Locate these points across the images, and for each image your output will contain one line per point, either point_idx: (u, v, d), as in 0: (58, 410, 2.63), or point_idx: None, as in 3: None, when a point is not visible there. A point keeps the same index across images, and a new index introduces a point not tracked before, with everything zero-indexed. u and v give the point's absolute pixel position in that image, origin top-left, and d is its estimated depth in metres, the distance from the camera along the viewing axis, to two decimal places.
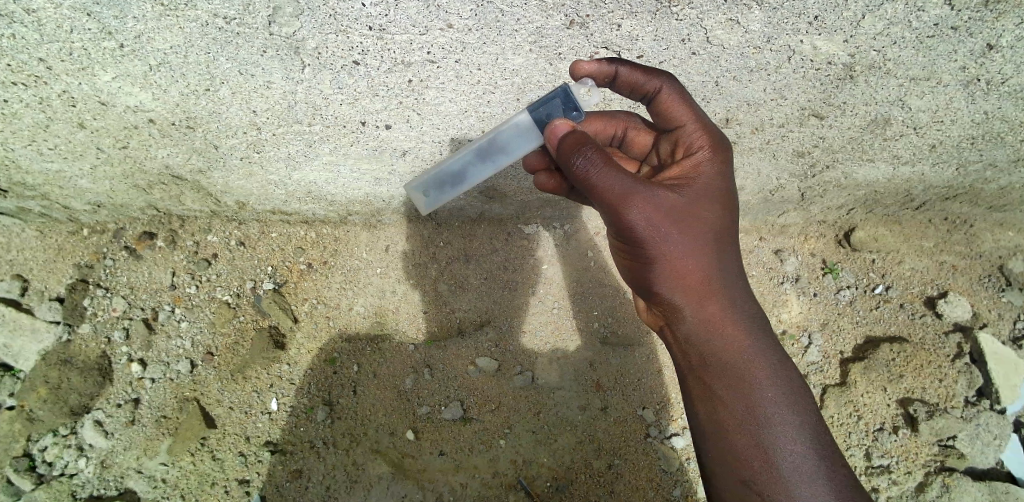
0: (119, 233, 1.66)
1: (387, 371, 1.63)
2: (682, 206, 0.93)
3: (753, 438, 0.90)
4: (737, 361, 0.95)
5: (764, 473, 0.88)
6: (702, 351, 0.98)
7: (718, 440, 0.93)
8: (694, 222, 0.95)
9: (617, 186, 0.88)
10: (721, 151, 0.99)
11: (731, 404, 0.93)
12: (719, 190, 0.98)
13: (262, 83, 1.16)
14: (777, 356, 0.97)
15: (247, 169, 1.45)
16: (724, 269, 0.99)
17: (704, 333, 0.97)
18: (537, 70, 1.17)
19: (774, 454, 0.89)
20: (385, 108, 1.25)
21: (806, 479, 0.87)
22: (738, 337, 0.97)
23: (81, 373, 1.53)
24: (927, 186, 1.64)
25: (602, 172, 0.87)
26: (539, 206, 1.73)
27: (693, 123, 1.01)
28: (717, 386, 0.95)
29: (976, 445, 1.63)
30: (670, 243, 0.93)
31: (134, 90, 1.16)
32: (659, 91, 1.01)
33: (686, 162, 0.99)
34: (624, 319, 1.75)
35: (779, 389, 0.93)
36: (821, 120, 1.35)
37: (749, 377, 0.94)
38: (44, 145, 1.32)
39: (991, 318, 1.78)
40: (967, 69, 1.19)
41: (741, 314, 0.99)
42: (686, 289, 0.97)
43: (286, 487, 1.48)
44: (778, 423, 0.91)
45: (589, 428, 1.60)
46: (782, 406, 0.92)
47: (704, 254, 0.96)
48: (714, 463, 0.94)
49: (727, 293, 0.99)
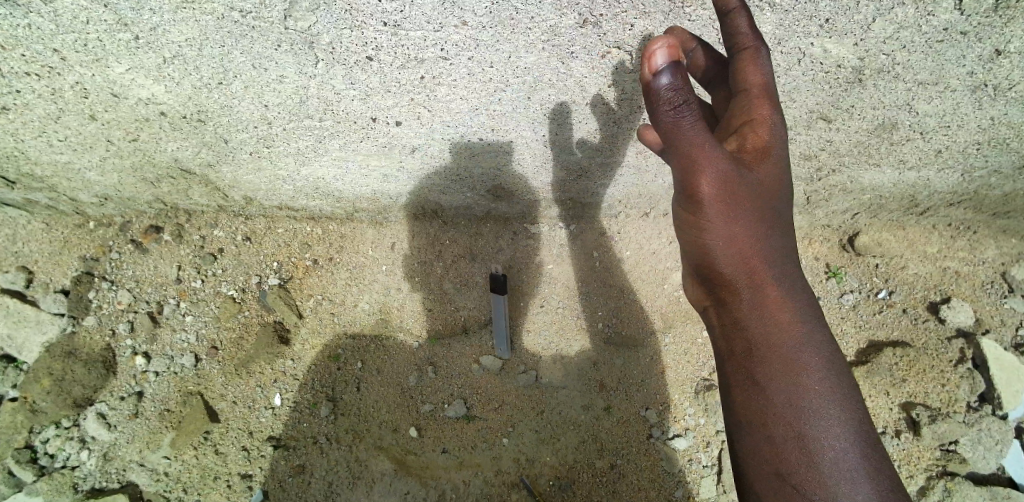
0: (125, 226, 1.66)
1: (392, 368, 1.64)
2: (741, 162, 0.85)
3: (799, 437, 0.79)
4: (794, 345, 0.82)
5: (805, 469, 0.77)
6: (752, 331, 0.85)
7: (755, 431, 0.82)
8: (751, 182, 0.86)
9: (689, 125, 0.79)
10: (779, 113, 0.92)
11: (777, 390, 0.81)
12: (777, 156, 0.90)
13: (274, 77, 1.17)
14: (833, 344, 0.86)
15: (256, 163, 1.45)
16: (779, 240, 0.89)
17: (760, 311, 0.85)
18: (550, 68, 1.18)
19: (819, 449, 0.78)
20: (396, 105, 1.26)
21: (851, 480, 0.76)
22: (798, 318, 0.84)
23: (85, 365, 1.53)
24: (932, 192, 1.64)
25: (675, 116, 0.78)
26: (546, 205, 1.73)
27: (764, 83, 0.93)
28: (765, 373, 0.83)
29: (977, 450, 1.64)
30: (727, 198, 0.84)
31: (147, 82, 1.17)
32: (746, 50, 0.94)
33: (748, 120, 0.90)
34: (628, 320, 1.74)
35: (835, 387, 0.82)
36: (829, 124, 1.36)
37: (802, 362, 0.82)
38: (54, 137, 1.32)
39: (993, 325, 1.79)
40: (975, 75, 1.21)
41: (801, 291, 0.87)
42: (742, 257, 0.86)
43: (290, 482, 1.49)
44: (828, 416, 0.79)
45: (592, 428, 1.61)
46: (833, 400, 0.80)
47: (758, 219, 0.87)
48: (747, 456, 0.82)
49: (786, 268, 0.87)
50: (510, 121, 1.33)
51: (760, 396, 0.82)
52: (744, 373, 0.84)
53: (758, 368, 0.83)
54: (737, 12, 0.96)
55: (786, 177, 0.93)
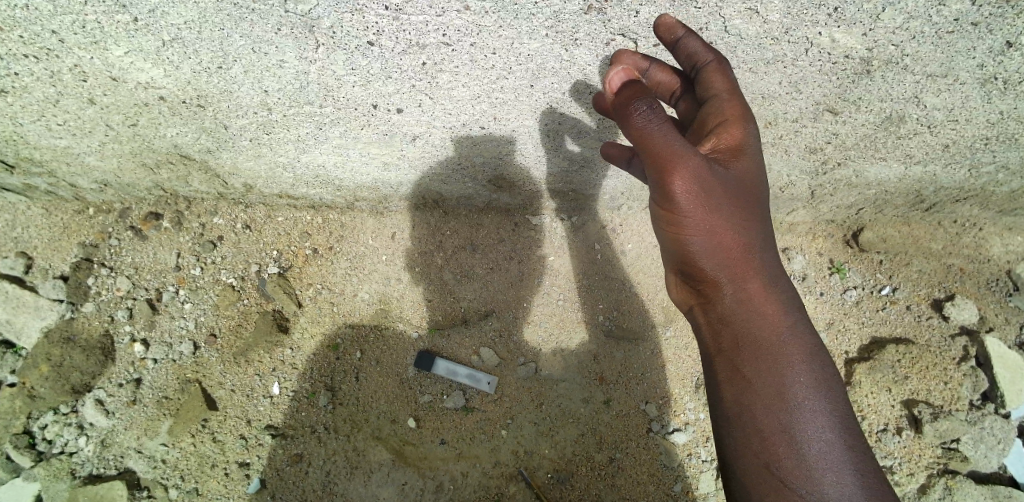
0: (125, 212, 1.65)
1: (391, 358, 1.63)
2: (726, 180, 0.97)
3: (781, 422, 0.90)
4: (775, 342, 0.95)
5: (789, 460, 0.88)
6: (738, 330, 0.97)
7: (745, 425, 0.92)
8: (737, 196, 0.98)
9: (673, 144, 0.91)
10: (752, 126, 1.03)
11: (762, 384, 0.92)
12: (756, 172, 1.03)
13: (274, 62, 1.15)
14: (814, 342, 0.97)
15: (256, 150, 1.44)
16: (762, 247, 1.01)
17: (743, 312, 0.97)
18: (553, 55, 1.17)
19: (801, 440, 0.88)
20: (397, 91, 1.25)
21: (832, 469, 0.87)
22: (778, 317, 0.96)
23: (84, 351, 1.52)
24: (938, 188, 1.63)
25: (661, 131, 0.91)
26: (548, 196, 1.71)
27: (730, 93, 1.05)
28: (749, 366, 0.94)
29: (980, 449, 1.63)
30: (717, 213, 0.95)
31: (146, 66, 1.16)
32: (708, 64, 1.05)
33: (722, 131, 1.02)
34: (629, 313, 1.72)
35: (810, 373, 0.93)
36: (835, 116, 1.35)
37: (783, 357, 0.93)
38: (53, 120, 1.31)
39: (997, 323, 1.77)
40: (985, 67, 1.19)
41: (780, 292, 0.99)
42: (730, 264, 0.97)
43: (287, 471, 1.49)
44: (809, 409, 0.90)
45: (591, 421, 1.61)
46: (814, 394, 0.91)
47: (745, 230, 0.98)
48: (736, 449, 0.92)
49: (766, 272, 0.99)
50: (513, 109, 1.32)
51: (747, 391, 0.92)
52: (732, 369, 0.96)
53: (745, 364, 0.94)
54: (686, 36, 1.04)
55: (762, 182, 1.04)
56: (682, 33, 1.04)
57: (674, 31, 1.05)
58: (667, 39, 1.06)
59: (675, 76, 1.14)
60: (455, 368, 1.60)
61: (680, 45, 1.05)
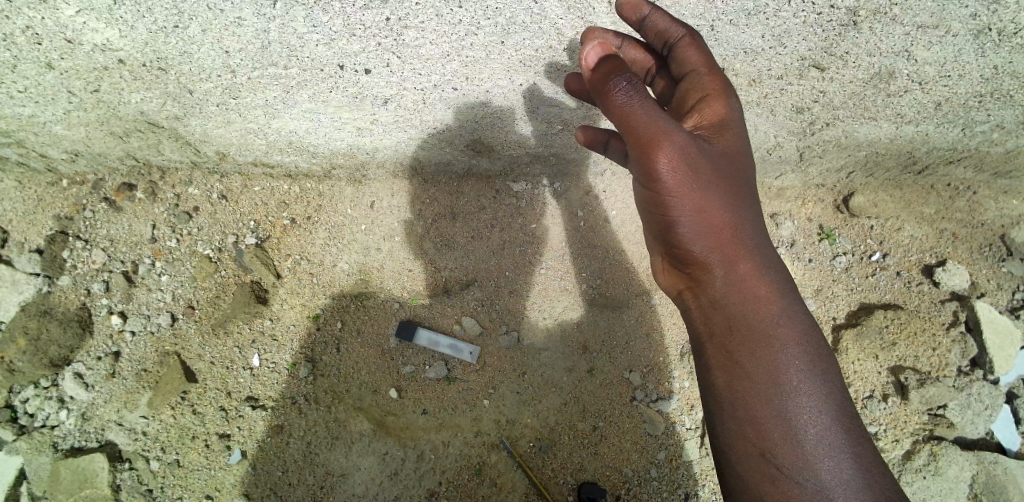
0: (98, 184, 1.61)
1: (372, 329, 1.61)
2: (713, 158, 0.98)
3: (775, 408, 0.92)
4: (767, 325, 0.97)
5: (786, 445, 0.90)
6: (730, 312, 0.99)
7: (739, 413, 0.94)
8: (725, 175, 0.99)
9: (656, 121, 0.91)
10: (733, 100, 1.05)
11: (755, 369, 0.94)
12: (742, 148, 1.03)
13: (232, 20, 1.10)
14: (807, 323, 0.99)
15: (225, 116, 1.40)
16: (751, 227, 1.02)
17: (736, 295, 0.99)
18: (522, 8, 1.11)
19: (796, 425, 0.91)
20: (363, 50, 1.20)
21: (829, 453, 0.89)
22: (769, 300, 0.98)
23: (60, 324, 1.51)
24: (931, 148, 1.57)
25: (643, 108, 0.91)
26: (528, 162, 1.67)
27: (707, 66, 1.07)
28: (741, 352, 0.96)
29: (966, 415, 1.62)
30: (707, 194, 0.96)
31: (100, 27, 1.11)
32: (680, 40, 1.08)
33: (704, 107, 1.05)
34: (613, 281, 1.70)
35: (804, 354, 0.95)
36: (822, 73, 1.29)
37: (777, 341, 0.95)
38: (14, 88, 1.26)
39: (989, 288, 1.75)
40: (979, 17, 1.13)
41: (771, 273, 1.01)
42: (721, 246, 0.99)
43: (268, 443, 1.49)
44: (804, 393, 0.92)
45: (574, 390, 1.60)
46: (809, 377, 0.94)
47: (734, 209, 1.00)
48: (731, 437, 0.94)
49: (755, 254, 1.01)
50: (484, 68, 1.27)
51: (741, 378, 0.95)
52: (724, 354, 0.98)
53: (737, 349, 0.96)
54: (653, 12, 1.07)
55: (750, 158, 1.05)
56: (648, 10, 1.07)
57: (640, 9, 1.07)
58: (634, 17, 1.08)
59: (648, 53, 1.18)
60: (444, 337, 1.59)
61: (648, 23, 1.08)
